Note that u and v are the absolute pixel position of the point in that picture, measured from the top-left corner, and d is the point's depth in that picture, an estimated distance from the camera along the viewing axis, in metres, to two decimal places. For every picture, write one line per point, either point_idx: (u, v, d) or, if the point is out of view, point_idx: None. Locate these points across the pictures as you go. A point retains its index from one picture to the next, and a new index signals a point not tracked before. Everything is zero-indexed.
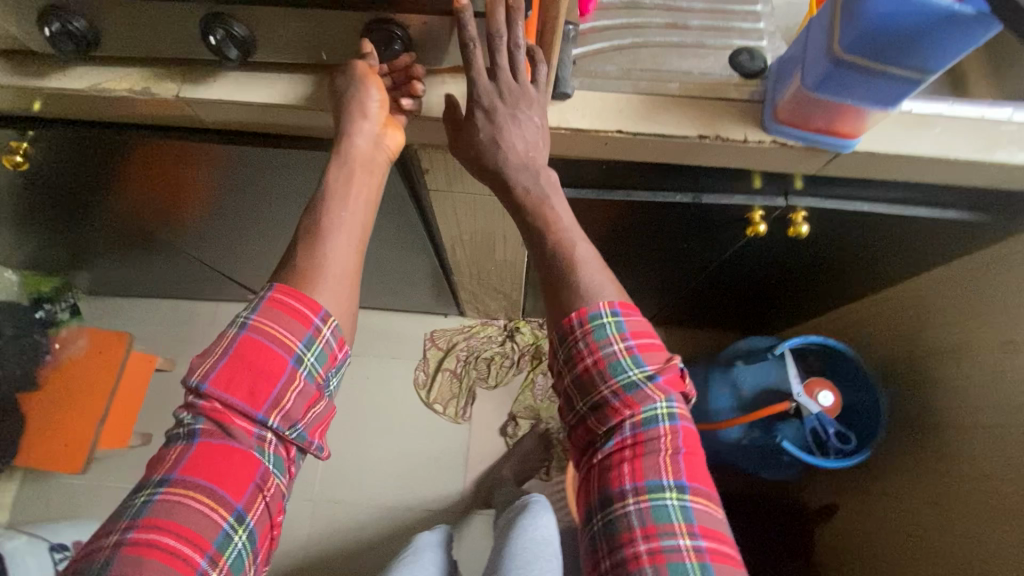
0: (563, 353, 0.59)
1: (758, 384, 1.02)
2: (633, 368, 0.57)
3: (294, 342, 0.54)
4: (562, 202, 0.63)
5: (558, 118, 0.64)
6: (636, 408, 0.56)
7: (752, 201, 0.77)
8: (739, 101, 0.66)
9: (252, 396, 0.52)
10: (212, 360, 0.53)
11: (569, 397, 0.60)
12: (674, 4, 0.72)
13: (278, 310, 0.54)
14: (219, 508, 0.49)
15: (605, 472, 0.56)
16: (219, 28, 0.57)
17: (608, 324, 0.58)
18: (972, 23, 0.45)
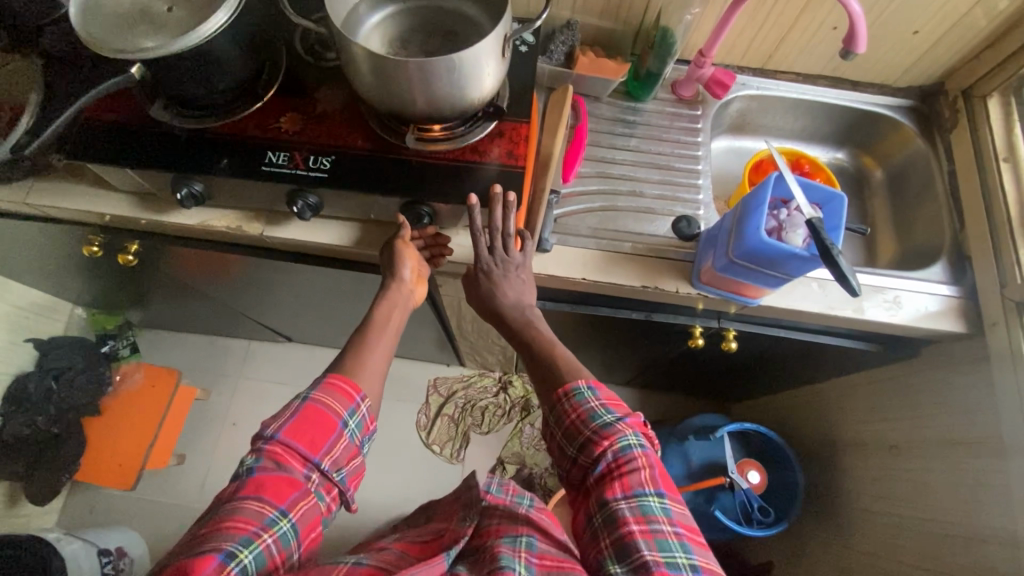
0: (552, 414, 0.75)
1: (705, 458, 1.22)
2: (608, 414, 0.73)
3: (341, 411, 0.73)
4: (545, 325, 0.83)
5: (539, 266, 0.87)
6: (614, 441, 0.70)
7: (692, 321, 0.99)
8: (676, 260, 0.88)
9: (310, 444, 0.70)
10: (282, 418, 0.72)
11: (561, 444, 0.74)
12: (635, 175, 0.96)
13: (336, 390, 0.73)
14: (270, 504, 0.66)
15: (597, 490, 0.69)
16: (301, 200, 0.79)
17: (584, 388, 0.74)
18: (809, 261, 0.67)
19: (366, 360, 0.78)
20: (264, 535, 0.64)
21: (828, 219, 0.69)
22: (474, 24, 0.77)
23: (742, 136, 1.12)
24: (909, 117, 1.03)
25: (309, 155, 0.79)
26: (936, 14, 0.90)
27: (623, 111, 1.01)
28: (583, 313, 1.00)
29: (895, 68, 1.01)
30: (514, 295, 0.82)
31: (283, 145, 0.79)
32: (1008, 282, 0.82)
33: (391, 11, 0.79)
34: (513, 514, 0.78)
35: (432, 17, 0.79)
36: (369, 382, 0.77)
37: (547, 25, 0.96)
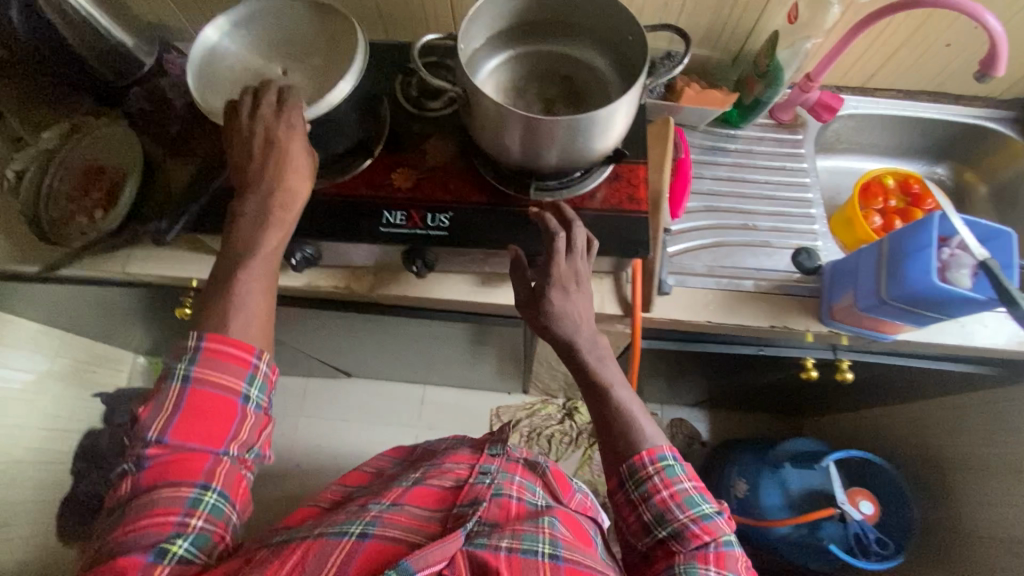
0: (636, 486, 0.71)
1: (804, 486, 1.21)
2: (703, 504, 0.70)
3: (238, 383, 0.60)
4: (613, 366, 0.75)
5: (660, 310, 0.83)
6: (715, 532, 0.68)
7: (805, 354, 0.95)
8: (800, 296, 0.84)
9: (210, 438, 0.59)
10: (166, 415, 0.58)
11: (643, 514, 0.71)
12: (743, 207, 0.92)
13: (213, 359, 0.60)
14: (187, 484, 0.57)
15: (685, 556, 0.66)
16: (420, 260, 0.77)
17: (673, 463, 0.72)
18: (984, 304, 0.63)
19: (246, 306, 0.62)
20: (191, 519, 0.57)
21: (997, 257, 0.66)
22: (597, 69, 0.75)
23: (835, 153, 1.09)
24: (1018, 131, 0.99)
25: (426, 212, 0.76)
26: None
27: (722, 138, 0.98)
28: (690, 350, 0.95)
29: (1001, 81, 0.98)
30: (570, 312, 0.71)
31: (398, 202, 0.76)
32: None
33: (504, 57, 0.77)
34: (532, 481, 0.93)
35: (551, 62, 0.76)
36: (253, 333, 0.62)
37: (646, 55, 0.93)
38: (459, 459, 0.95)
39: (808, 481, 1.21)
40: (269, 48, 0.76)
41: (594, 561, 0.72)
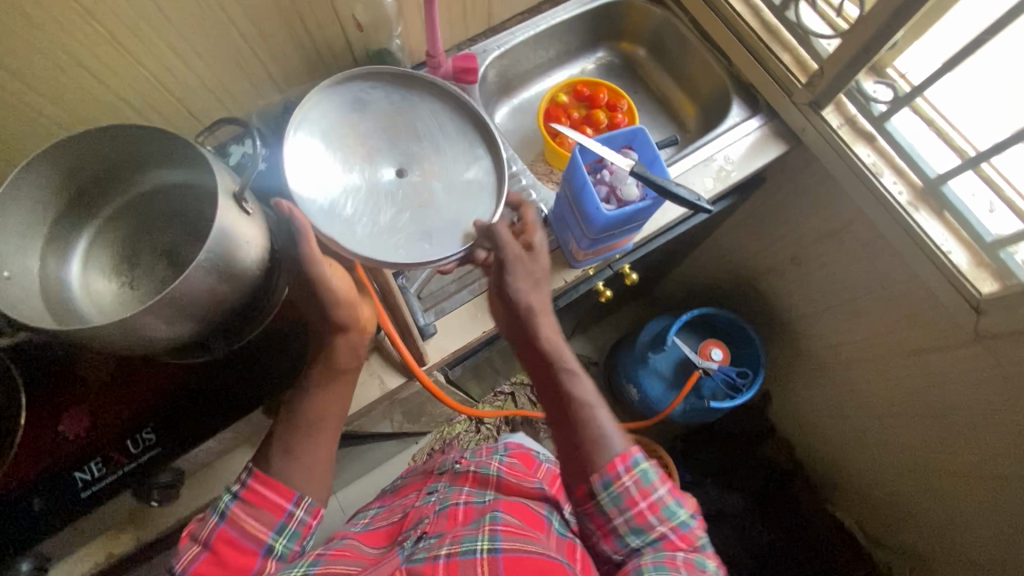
0: (608, 496, 0.59)
1: (673, 364, 1.29)
2: (681, 511, 0.60)
3: (265, 534, 0.59)
4: (549, 318, 0.65)
5: (439, 351, 0.79)
6: (689, 540, 0.59)
7: (593, 283, 0.91)
8: (546, 256, 0.85)
9: (237, 566, 0.58)
10: (194, 553, 0.57)
11: (612, 517, 0.59)
12: None
13: (247, 504, 0.59)
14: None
15: (653, 546, 0.58)
16: (156, 486, 0.66)
17: (648, 466, 0.60)
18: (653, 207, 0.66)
19: (299, 457, 0.61)
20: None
21: (642, 156, 0.68)
22: (193, 188, 0.62)
23: (515, 91, 1.08)
24: None
25: (125, 442, 0.64)
26: None
27: None
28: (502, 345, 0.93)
29: None
30: (527, 297, 0.65)
31: (85, 455, 0.63)
32: (792, 91, 0.89)
33: (88, 239, 0.63)
34: (485, 479, 0.78)
35: (138, 213, 0.64)
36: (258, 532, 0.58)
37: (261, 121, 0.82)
38: (414, 486, 0.86)
39: (673, 356, 1.30)
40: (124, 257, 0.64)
41: (544, 545, 0.64)
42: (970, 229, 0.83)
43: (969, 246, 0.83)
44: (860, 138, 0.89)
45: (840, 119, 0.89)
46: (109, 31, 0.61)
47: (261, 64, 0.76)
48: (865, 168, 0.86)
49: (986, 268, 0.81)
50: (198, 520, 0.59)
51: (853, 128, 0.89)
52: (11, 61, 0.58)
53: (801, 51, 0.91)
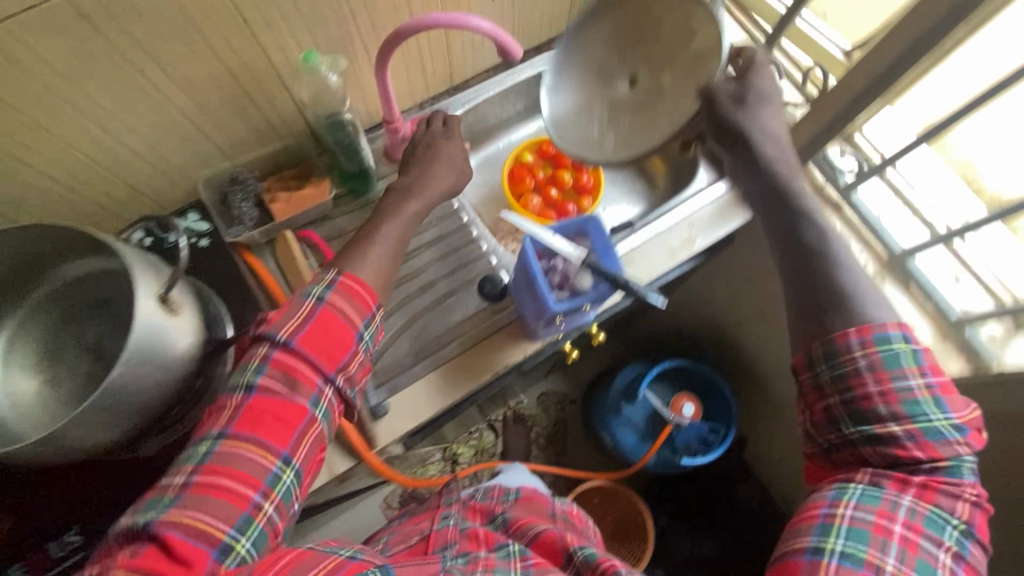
0: (829, 370, 0.53)
1: (646, 413, 1.26)
2: (936, 412, 0.50)
3: (358, 320, 0.55)
4: (777, 147, 0.64)
5: (390, 433, 0.75)
6: (939, 455, 0.49)
7: (554, 344, 0.82)
8: (502, 329, 0.81)
9: (327, 359, 0.53)
10: (297, 324, 0.52)
11: (828, 396, 0.53)
12: (414, 268, 0.86)
13: (342, 293, 0.55)
14: (273, 450, 0.49)
15: (867, 477, 0.50)
16: None
17: (903, 349, 0.52)
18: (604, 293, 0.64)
19: None
20: (266, 506, 0.47)
21: (596, 244, 0.66)
22: (116, 277, 0.60)
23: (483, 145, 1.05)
24: None
25: (49, 544, 0.61)
26: None
27: (360, 212, 0.88)
28: (454, 414, 0.81)
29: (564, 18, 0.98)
30: (774, 124, 0.64)
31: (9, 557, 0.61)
32: None
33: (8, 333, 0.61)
34: (491, 507, 0.74)
35: (61, 306, 0.61)
36: None
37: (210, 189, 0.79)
38: (416, 518, 0.73)
39: (647, 407, 1.27)
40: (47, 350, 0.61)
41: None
42: (935, 303, 0.83)
43: (934, 320, 0.83)
44: (826, 206, 0.88)
45: (809, 191, 0.88)
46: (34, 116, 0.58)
47: (208, 136, 0.74)
48: None
49: (950, 342, 0.81)
50: (257, 334, 0.53)
51: (819, 197, 0.89)
52: None
53: None
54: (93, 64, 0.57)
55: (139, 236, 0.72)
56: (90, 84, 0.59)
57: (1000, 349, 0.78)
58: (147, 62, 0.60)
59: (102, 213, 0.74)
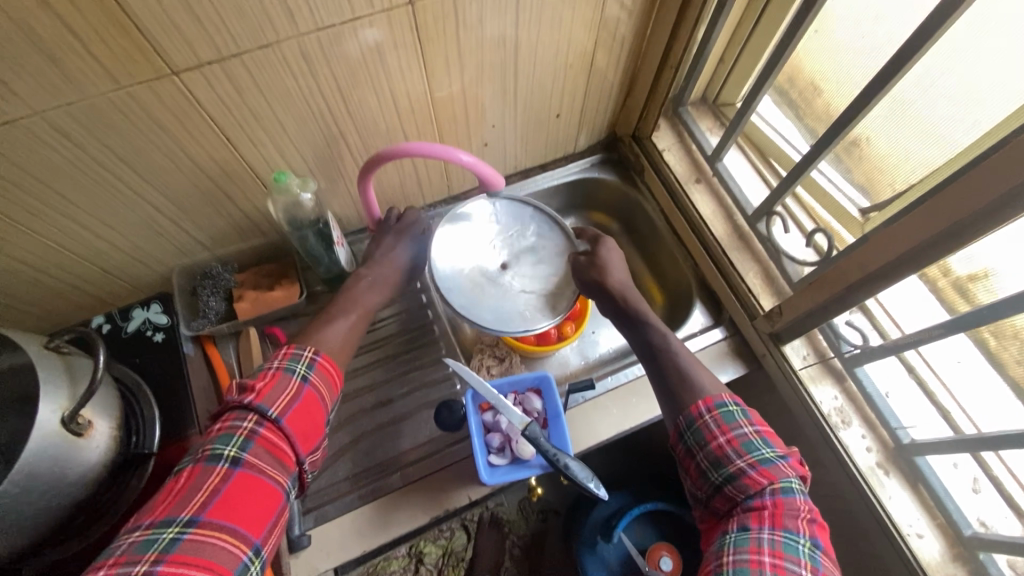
0: (692, 435, 0.62)
1: (622, 555, 1.14)
2: (765, 448, 0.59)
3: (330, 403, 0.60)
4: (615, 264, 0.80)
5: (308, 569, 0.70)
6: (774, 478, 0.57)
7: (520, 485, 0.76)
8: (450, 465, 0.76)
9: (305, 440, 0.56)
10: (284, 403, 0.55)
11: (698, 458, 0.61)
12: (375, 381, 0.83)
13: (321, 373, 0.60)
14: (246, 536, 0.48)
15: (737, 520, 0.56)
16: None
17: (735, 408, 0.63)
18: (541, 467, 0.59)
19: None
20: None
21: (548, 407, 0.62)
22: None
23: None
24: (607, 171, 1.01)
25: None
26: (569, 97, 0.86)
27: None
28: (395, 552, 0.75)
29: (570, 139, 0.97)
30: (609, 254, 0.81)
31: None
32: (753, 315, 0.83)
33: None
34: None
35: None
36: None
37: (183, 277, 0.79)
38: None
39: (623, 548, 1.14)
40: None
41: None
42: (945, 514, 0.72)
43: (942, 532, 0.72)
44: (826, 376, 0.79)
45: (808, 353, 0.80)
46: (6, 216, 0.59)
47: (186, 232, 0.74)
48: (823, 416, 0.77)
49: (962, 563, 0.70)
50: (243, 403, 0.54)
51: (821, 365, 0.80)
52: None
53: (771, 268, 0.85)
54: (72, 174, 0.58)
55: (100, 321, 0.77)
56: (67, 192, 0.60)
57: None
58: (125, 171, 0.61)
59: (91, 302, 0.75)
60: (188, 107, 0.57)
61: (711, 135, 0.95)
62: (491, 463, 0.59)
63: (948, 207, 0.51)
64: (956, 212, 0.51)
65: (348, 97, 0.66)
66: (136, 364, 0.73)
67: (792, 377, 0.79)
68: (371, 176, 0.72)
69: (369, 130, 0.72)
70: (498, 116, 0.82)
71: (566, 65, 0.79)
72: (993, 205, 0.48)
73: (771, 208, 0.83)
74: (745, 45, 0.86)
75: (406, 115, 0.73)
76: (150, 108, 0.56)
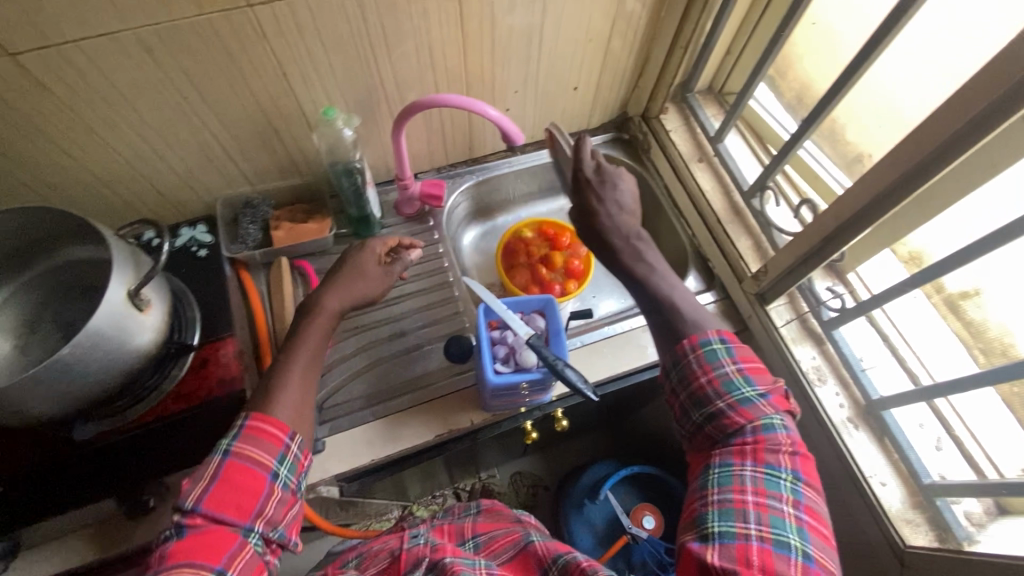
0: (675, 373, 0.60)
1: (607, 517, 1.19)
2: (746, 386, 0.58)
3: (268, 459, 0.54)
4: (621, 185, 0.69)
5: (321, 472, 0.76)
6: (752, 417, 0.56)
7: (518, 422, 0.83)
8: (456, 392, 0.82)
9: (247, 501, 0.52)
10: (209, 476, 0.52)
11: (681, 395, 0.60)
12: (391, 317, 0.90)
13: (252, 435, 0.55)
14: (209, 565, 0.47)
15: (720, 455, 0.55)
16: None
17: (719, 346, 0.59)
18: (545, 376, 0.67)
19: None
20: None
21: (550, 325, 0.68)
22: (99, 264, 0.66)
23: (490, 217, 1.10)
24: (616, 149, 1.09)
25: None
26: (586, 72, 0.94)
27: None
28: (400, 470, 0.81)
29: (584, 115, 1.05)
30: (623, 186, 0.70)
31: None
32: (742, 277, 0.91)
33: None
34: (460, 530, 0.83)
35: (47, 284, 0.67)
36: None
37: (225, 207, 0.87)
38: (385, 538, 0.83)
39: (609, 510, 1.20)
40: (28, 323, 0.66)
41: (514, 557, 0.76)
42: (908, 465, 0.78)
43: (905, 481, 0.78)
44: (806, 338, 0.86)
45: (790, 316, 0.88)
46: (87, 124, 0.68)
47: (234, 162, 0.82)
48: (803, 372, 0.84)
49: (922, 511, 0.76)
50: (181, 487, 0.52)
51: (801, 328, 0.87)
52: None
53: (761, 239, 0.92)
54: (146, 89, 0.67)
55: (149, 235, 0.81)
56: (140, 107, 0.68)
57: (974, 530, 0.72)
58: (192, 94, 0.69)
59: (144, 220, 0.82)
60: (256, 38, 0.66)
61: (714, 120, 1.03)
62: (497, 370, 0.66)
63: (920, 147, 0.60)
64: (927, 146, 0.59)
65: (392, 46, 0.74)
66: (178, 272, 0.80)
67: (776, 335, 0.86)
68: (406, 122, 0.80)
69: (405, 81, 0.80)
70: (520, 82, 0.90)
71: (586, 40, 0.87)
72: (956, 138, 0.57)
73: (765, 184, 0.91)
74: (751, 36, 0.94)
75: (438, 71, 0.81)
76: (223, 35, 0.64)
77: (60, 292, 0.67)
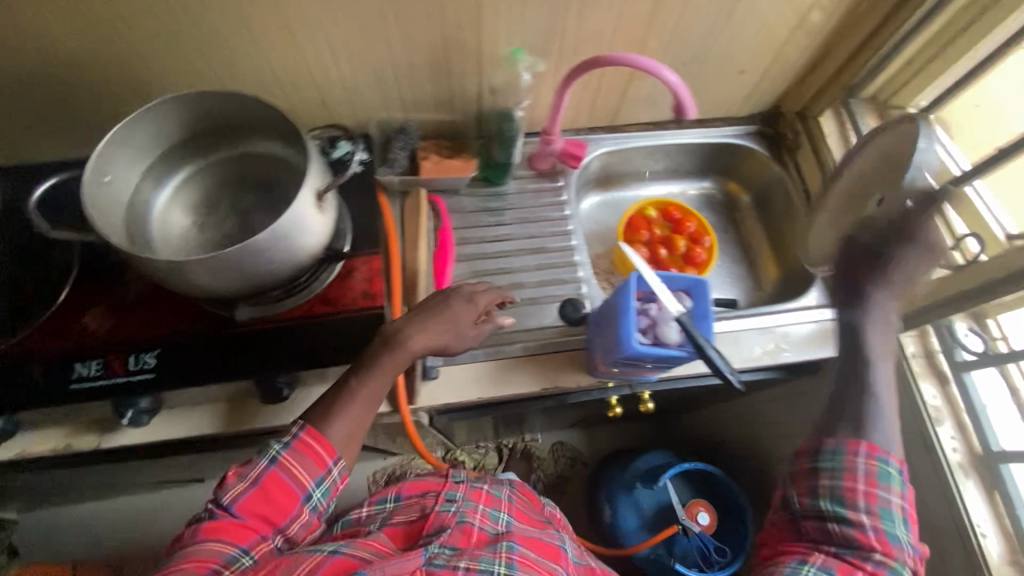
0: (831, 462, 0.66)
1: (657, 504, 1.21)
2: (898, 526, 0.63)
3: (307, 480, 0.61)
4: None
5: (431, 398, 0.79)
6: (889, 553, 0.61)
7: (606, 393, 0.83)
8: (566, 352, 0.84)
9: (277, 508, 0.59)
10: (250, 480, 0.59)
11: (822, 486, 0.66)
12: (510, 267, 0.92)
13: (299, 452, 0.61)
14: (231, 547, 0.56)
15: (824, 559, 0.61)
16: (128, 407, 0.68)
17: (895, 474, 0.65)
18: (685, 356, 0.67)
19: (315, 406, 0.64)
20: None
21: (697, 308, 0.68)
22: (283, 164, 0.70)
23: (611, 188, 1.09)
24: (758, 143, 1.05)
25: (128, 356, 0.69)
26: (759, 56, 0.90)
27: (489, 199, 0.96)
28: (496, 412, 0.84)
29: (735, 102, 1.01)
30: None
31: (94, 351, 0.68)
32: None
33: (183, 174, 0.70)
34: (497, 500, 0.82)
35: (230, 170, 0.71)
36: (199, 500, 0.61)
37: (377, 128, 0.89)
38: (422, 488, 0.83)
39: (661, 498, 1.21)
40: (207, 202, 0.70)
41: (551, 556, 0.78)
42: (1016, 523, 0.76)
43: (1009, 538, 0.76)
44: (931, 375, 0.83)
45: (917, 350, 0.85)
46: (286, 20, 0.69)
47: (398, 84, 0.83)
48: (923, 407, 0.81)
49: None
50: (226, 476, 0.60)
51: (928, 364, 0.84)
52: (198, 12, 0.67)
53: None
54: None
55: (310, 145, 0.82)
56: (338, 13, 0.69)
57: None
58: (388, 10, 0.70)
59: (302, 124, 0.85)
60: None
61: None
62: (638, 338, 0.66)
63: None
64: None
65: None
66: None
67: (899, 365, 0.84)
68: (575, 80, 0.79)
69: (584, 34, 0.79)
70: (691, 56, 0.87)
71: (773, 22, 0.83)
72: None
73: None
74: None
75: (619, 29, 0.79)
76: None
77: (238, 178, 0.71)
